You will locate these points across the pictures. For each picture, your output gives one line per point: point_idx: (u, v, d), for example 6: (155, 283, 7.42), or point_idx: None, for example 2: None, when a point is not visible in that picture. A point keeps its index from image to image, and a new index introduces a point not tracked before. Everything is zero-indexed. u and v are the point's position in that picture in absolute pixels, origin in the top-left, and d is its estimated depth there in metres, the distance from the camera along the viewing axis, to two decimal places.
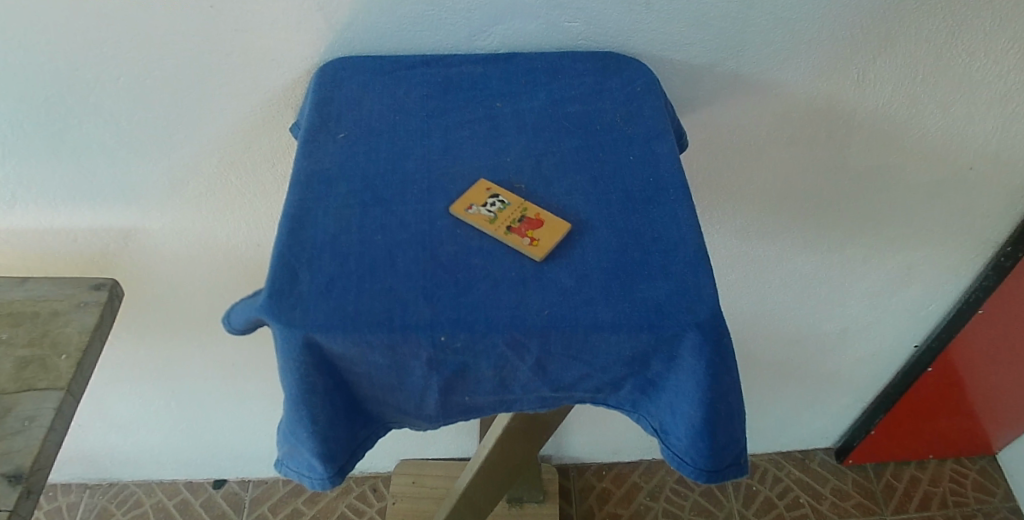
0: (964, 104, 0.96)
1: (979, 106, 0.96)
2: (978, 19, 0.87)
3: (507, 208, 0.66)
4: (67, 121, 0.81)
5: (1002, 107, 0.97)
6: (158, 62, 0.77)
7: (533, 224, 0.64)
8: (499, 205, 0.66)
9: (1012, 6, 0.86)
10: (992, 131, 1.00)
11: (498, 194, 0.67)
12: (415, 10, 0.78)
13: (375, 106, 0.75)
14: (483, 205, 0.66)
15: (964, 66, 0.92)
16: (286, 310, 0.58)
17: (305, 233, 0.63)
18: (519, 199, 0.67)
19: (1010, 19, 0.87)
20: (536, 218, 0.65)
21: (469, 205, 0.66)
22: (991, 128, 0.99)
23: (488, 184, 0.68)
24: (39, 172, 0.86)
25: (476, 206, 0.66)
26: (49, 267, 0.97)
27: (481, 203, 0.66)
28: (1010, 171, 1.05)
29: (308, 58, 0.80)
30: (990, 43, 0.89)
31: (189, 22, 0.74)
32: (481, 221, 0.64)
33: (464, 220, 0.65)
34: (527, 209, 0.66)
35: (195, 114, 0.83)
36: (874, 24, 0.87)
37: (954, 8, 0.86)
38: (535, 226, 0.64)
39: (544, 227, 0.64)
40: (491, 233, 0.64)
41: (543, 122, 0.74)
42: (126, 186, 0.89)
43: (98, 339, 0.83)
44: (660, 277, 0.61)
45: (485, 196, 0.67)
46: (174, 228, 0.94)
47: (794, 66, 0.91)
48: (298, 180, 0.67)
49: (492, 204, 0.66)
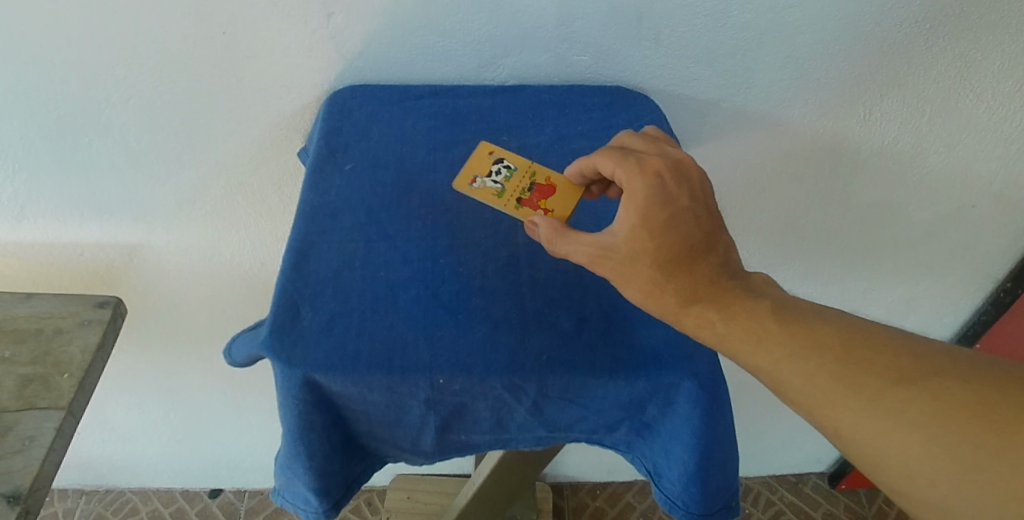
0: (969, 143, 0.96)
1: (983, 146, 0.97)
2: (987, 61, 0.87)
3: (512, 175, 0.72)
4: (76, 140, 0.81)
5: (1007, 147, 0.97)
6: (168, 84, 0.77)
7: (538, 189, 0.70)
8: (503, 172, 0.72)
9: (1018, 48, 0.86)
10: (995, 170, 1.00)
11: (500, 159, 0.73)
12: (425, 42, 0.78)
13: (383, 136, 0.75)
14: (488, 175, 0.72)
15: (969, 106, 0.92)
16: (287, 347, 0.59)
17: (308, 269, 0.64)
18: (522, 160, 0.73)
19: (1016, 61, 0.88)
20: (544, 183, 0.71)
21: (473, 177, 0.72)
22: (994, 167, 0.99)
23: (491, 148, 0.74)
24: (46, 188, 0.86)
25: (481, 177, 0.72)
26: (53, 281, 0.97)
27: (484, 174, 0.72)
28: (1014, 208, 1.05)
29: (318, 85, 0.80)
30: (996, 86, 0.90)
31: (201, 47, 0.75)
32: (488, 192, 0.71)
33: (471, 192, 0.71)
34: (532, 173, 0.72)
35: (204, 135, 0.83)
36: (882, 65, 0.87)
37: (961, 50, 0.86)
38: (539, 188, 0.70)
39: (551, 190, 0.70)
40: (499, 203, 0.70)
41: (549, 158, 0.75)
42: (134, 204, 0.89)
43: (101, 358, 0.83)
44: (658, 322, 0.64)
45: (489, 163, 0.73)
46: (181, 245, 0.95)
47: (801, 105, 0.91)
48: (304, 212, 0.67)
49: (496, 172, 0.72)
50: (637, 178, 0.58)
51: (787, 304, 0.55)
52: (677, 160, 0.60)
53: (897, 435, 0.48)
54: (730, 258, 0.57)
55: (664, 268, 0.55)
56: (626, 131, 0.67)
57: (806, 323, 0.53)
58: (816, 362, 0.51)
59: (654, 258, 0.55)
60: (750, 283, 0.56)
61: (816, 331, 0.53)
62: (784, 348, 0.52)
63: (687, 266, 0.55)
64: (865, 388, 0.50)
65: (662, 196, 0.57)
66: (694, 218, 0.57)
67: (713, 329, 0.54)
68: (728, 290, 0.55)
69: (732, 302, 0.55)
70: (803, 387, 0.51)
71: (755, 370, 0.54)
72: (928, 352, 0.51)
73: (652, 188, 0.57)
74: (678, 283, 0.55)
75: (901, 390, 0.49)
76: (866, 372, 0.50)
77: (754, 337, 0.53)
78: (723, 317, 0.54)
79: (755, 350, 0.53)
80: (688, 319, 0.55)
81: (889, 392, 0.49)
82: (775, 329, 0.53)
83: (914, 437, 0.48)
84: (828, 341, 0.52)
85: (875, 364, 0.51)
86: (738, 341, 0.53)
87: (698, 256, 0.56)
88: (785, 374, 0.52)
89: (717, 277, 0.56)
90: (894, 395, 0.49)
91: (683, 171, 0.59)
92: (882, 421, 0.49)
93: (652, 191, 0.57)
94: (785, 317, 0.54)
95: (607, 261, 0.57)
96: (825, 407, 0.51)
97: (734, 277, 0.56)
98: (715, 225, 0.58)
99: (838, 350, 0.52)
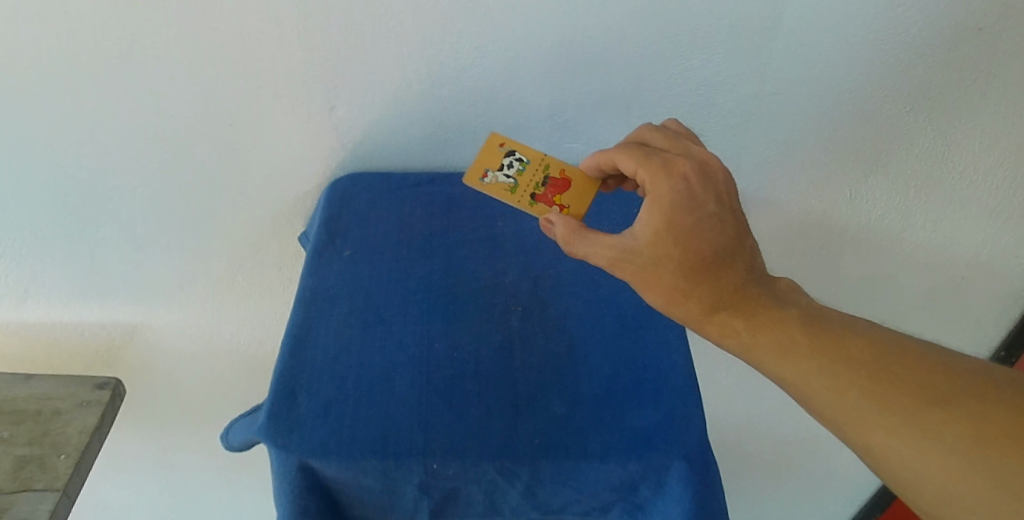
0: (955, 217, 0.99)
1: (969, 219, 1.00)
2: (968, 139, 0.91)
3: (525, 168, 0.75)
4: (85, 224, 0.84)
5: (993, 219, 1.00)
6: (176, 171, 0.81)
7: (550, 184, 0.74)
8: (515, 166, 0.75)
9: (1000, 127, 0.89)
10: (983, 242, 1.02)
11: (512, 151, 0.76)
12: (423, 133, 0.82)
13: (381, 222, 0.78)
14: (500, 169, 0.75)
15: (954, 181, 0.95)
16: (283, 433, 0.60)
17: (306, 354, 0.65)
18: (534, 153, 0.76)
19: (998, 139, 0.90)
20: (557, 177, 0.74)
21: (485, 172, 0.75)
22: (982, 239, 1.02)
23: (502, 140, 0.77)
24: (52, 270, 0.88)
25: (493, 172, 0.75)
26: (51, 362, 0.97)
27: (496, 168, 0.75)
28: (1004, 278, 1.07)
29: (320, 172, 0.84)
30: (980, 162, 0.93)
31: (210, 137, 0.78)
32: (499, 188, 0.74)
33: (483, 188, 0.75)
34: (544, 166, 0.75)
35: (209, 219, 0.86)
36: (864, 145, 0.92)
37: (941, 130, 0.90)
38: (550, 185, 0.74)
39: (563, 187, 0.73)
40: (512, 200, 0.73)
41: (542, 243, 0.78)
42: (137, 285, 0.91)
43: (98, 438, 0.84)
44: (648, 406, 0.65)
45: (500, 156, 0.76)
46: (181, 324, 0.96)
47: (787, 184, 0.95)
48: (302, 298, 0.70)
49: (508, 166, 0.75)
50: (663, 180, 0.60)
51: (812, 314, 0.59)
52: (703, 161, 0.62)
53: (924, 447, 0.52)
54: (755, 262, 0.60)
55: (683, 273, 0.58)
56: (647, 125, 0.68)
57: (834, 336, 0.57)
58: (847, 378, 0.55)
59: (678, 262, 0.58)
60: (777, 291, 0.60)
61: (846, 347, 0.57)
62: (816, 363, 0.56)
63: (713, 272, 0.59)
64: (893, 401, 0.54)
65: (688, 198, 0.59)
66: (718, 222, 0.59)
67: (739, 337, 0.58)
68: (756, 299, 0.59)
69: (760, 314, 0.58)
70: (833, 400, 0.55)
71: (782, 382, 0.58)
72: (944, 363, 0.55)
73: (678, 191, 0.60)
74: (699, 289, 0.59)
75: (925, 403, 0.53)
76: (896, 390, 0.54)
77: (784, 349, 0.57)
78: (749, 327, 0.58)
79: (784, 362, 0.57)
80: (713, 327, 0.59)
81: (915, 410, 0.53)
82: (802, 341, 0.57)
83: (938, 456, 0.52)
84: (858, 358, 0.56)
85: (903, 381, 0.55)
86: (765, 352, 0.57)
87: (720, 260, 0.59)
88: (815, 387, 0.56)
89: (738, 282, 0.59)
90: (921, 414, 0.53)
91: (709, 174, 0.61)
92: (909, 438, 0.53)
93: (678, 195, 0.59)
94: (811, 328, 0.58)
95: (628, 264, 0.60)
96: (854, 423, 0.55)
97: (759, 284, 0.60)
98: (740, 228, 0.60)
99: (867, 367, 0.55)
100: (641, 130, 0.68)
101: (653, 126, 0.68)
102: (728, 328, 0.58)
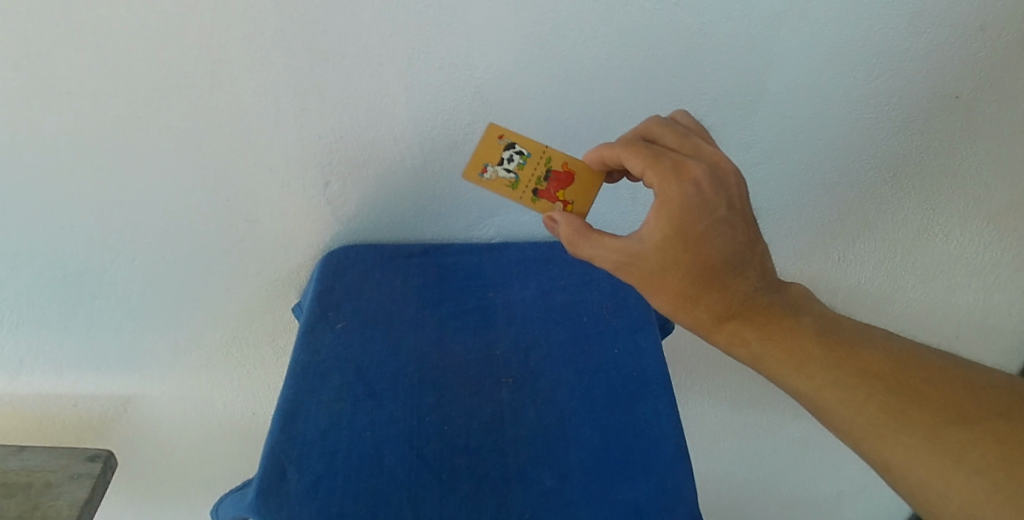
0: (943, 278, 1.02)
1: (958, 280, 1.02)
2: (952, 204, 0.94)
3: (526, 162, 0.73)
4: (81, 297, 0.85)
5: (982, 279, 1.02)
6: (174, 246, 0.83)
7: (556, 179, 0.72)
8: (516, 161, 0.73)
9: (979, 193, 0.93)
10: (973, 302, 1.05)
11: (512, 143, 0.73)
12: (415, 206, 0.84)
13: (373, 294, 0.79)
14: (500, 164, 0.73)
15: (940, 244, 0.98)
16: (272, 511, 0.59)
17: (297, 429, 0.66)
18: (537, 145, 0.73)
19: (980, 204, 0.94)
20: (560, 170, 0.72)
21: (484, 167, 0.73)
22: (972, 299, 1.04)
23: (500, 129, 0.73)
24: (47, 344, 0.89)
25: (492, 167, 0.73)
26: (43, 434, 0.97)
27: (495, 163, 0.73)
28: (995, 334, 1.09)
29: (315, 244, 0.86)
30: (965, 225, 0.96)
31: (207, 213, 0.81)
32: (500, 185, 0.72)
33: (482, 184, 0.73)
34: (548, 159, 0.73)
35: (204, 291, 0.87)
36: (849, 211, 0.94)
37: (924, 197, 0.93)
38: (555, 181, 0.72)
39: (569, 183, 0.72)
40: (514, 197, 0.72)
41: (532, 314, 0.79)
42: (132, 357, 0.92)
43: (88, 512, 0.84)
44: (639, 478, 0.65)
45: (500, 149, 0.73)
46: (174, 394, 0.97)
47: (776, 252, 0.97)
48: (294, 372, 0.70)
49: (508, 161, 0.73)
50: (674, 184, 0.61)
51: (823, 326, 0.65)
52: (714, 164, 0.63)
53: (930, 454, 0.59)
54: (767, 269, 0.65)
55: (692, 282, 0.63)
56: (655, 117, 0.69)
57: (845, 348, 0.64)
58: (861, 392, 0.62)
59: (688, 269, 0.62)
60: (789, 302, 0.66)
61: (856, 360, 0.63)
62: (829, 376, 0.62)
63: (722, 282, 0.63)
64: (892, 409, 0.60)
65: (700, 204, 0.61)
66: (730, 228, 0.62)
67: (750, 346, 0.64)
68: (770, 311, 0.65)
69: (773, 326, 0.64)
70: (847, 412, 0.62)
71: (796, 391, 0.64)
72: (949, 376, 0.62)
73: (688, 198, 0.61)
74: (711, 300, 0.64)
75: (927, 413, 0.60)
76: (906, 403, 0.61)
77: (793, 360, 0.63)
78: (760, 338, 0.64)
79: (798, 373, 0.63)
80: (723, 335, 0.64)
81: (925, 422, 0.60)
82: (815, 354, 0.63)
83: (947, 465, 0.58)
84: (869, 371, 0.62)
85: (912, 395, 0.61)
86: (777, 361, 0.64)
87: (731, 271, 0.63)
88: (829, 398, 0.62)
89: (750, 293, 0.64)
90: (931, 427, 0.59)
91: (721, 178, 0.62)
92: (919, 448, 0.59)
93: (689, 201, 0.61)
94: (818, 338, 0.64)
95: (636, 268, 0.64)
96: (866, 434, 0.61)
97: (771, 294, 0.65)
98: (751, 234, 0.63)
99: (878, 379, 0.62)
100: (649, 122, 0.68)
101: (662, 120, 0.68)
102: (739, 335, 0.64)
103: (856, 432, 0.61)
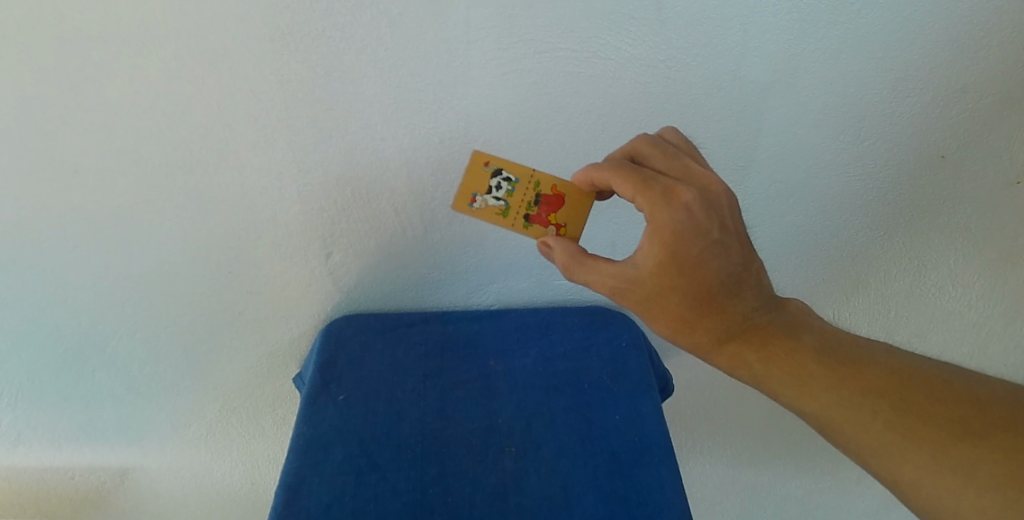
0: (938, 331, 1.03)
1: (952, 333, 1.03)
2: (942, 259, 0.95)
3: (514, 189, 0.73)
4: (81, 370, 0.85)
5: (975, 332, 1.03)
6: (175, 317, 0.83)
7: (547, 203, 0.73)
8: (504, 188, 0.73)
9: (968, 248, 0.95)
10: (969, 353, 1.06)
11: (498, 170, 0.73)
12: (416, 274, 0.85)
13: (374, 365, 0.80)
14: (489, 194, 0.73)
15: (933, 298, 0.99)
16: None
17: (300, 504, 0.66)
18: (523, 169, 0.73)
19: (970, 259, 0.96)
20: (550, 193, 0.73)
21: (473, 197, 0.74)
22: (968, 350, 1.05)
23: (485, 156, 0.74)
24: (45, 418, 0.88)
25: (481, 197, 0.73)
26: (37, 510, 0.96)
27: (484, 192, 0.73)
28: None
29: (317, 313, 0.87)
30: (957, 278, 0.97)
31: (210, 284, 0.81)
32: (491, 213, 0.73)
33: (473, 215, 0.74)
34: (537, 184, 0.73)
35: (205, 361, 0.88)
36: (842, 271, 0.96)
37: (916, 250, 0.95)
38: (547, 205, 0.73)
39: (561, 206, 0.73)
40: (506, 224, 0.73)
41: (532, 382, 0.79)
42: (131, 429, 0.92)
43: None
44: None
45: (488, 178, 0.74)
46: (174, 465, 0.96)
47: None
48: (296, 445, 0.70)
49: (496, 189, 0.73)
50: (665, 210, 0.62)
51: (824, 344, 0.65)
52: (705, 188, 0.64)
53: (941, 472, 0.58)
54: (763, 289, 0.66)
55: (691, 306, 0.64)
56: (644, 136, 0.69)
57: (847, 366, 0.64)
58: (866, 410, 0.61)
59: (684, 293, 0.63)
60: (787, 321, 0.66)
61: (859, 378, 0.63)
62: (833, 395, 0.62)
63: (720, 305, 0.64)
64: (899, 427, 0.60)
65: (693, 229, 0.62)
66: (722, 250, 0.63)
67: (751, 367, 0.65)
68: (768, 332, 0.65)
69: (772, 345, 0.65)
70: (852, 431, 0.61)
71: (800, 411, 0.64)
72: (960, 393, 0.61)
73: (681, 223, 0.62)
74: (709, 322, 0.65)
75: (936, 430, 0.59)
76: (914, 421, 0.60)
77: (795, 380, 0.64)
78: (761, 359, 0.65)
79: (800, 393, 0.63)
80: (724, 356, 0.65)
81: (933, 440, 0.59)
82: (817, 374, 0.63)
83: (960, 483, 0.57)
84: (872, 388, 0.62)
85: (920, 411, 0.60)
86: (778, 381, 0.64)
87: (728, 292, 0.64)
88: (832, 417, 0.62)
89: (747, 314, 0.65)
90: (941, 445, 0.59)
91: (711, 201, 0.63)
92: (929, 466, 0.58)
93: (682, 226, 0.62)
94: (818, 356, 0.64)
95: (635, 294, 0.65)
96: (873, 452, 0.60)
97: (767, 314, 0.66)
98: (745, 253, 0.65)
99: (883, 397, 0.62)
100: (638, 143, 0.69)
101: (650, 138, 0.69)
102: (738, 355, 0.65)
103: (861, 450, 0.61)
